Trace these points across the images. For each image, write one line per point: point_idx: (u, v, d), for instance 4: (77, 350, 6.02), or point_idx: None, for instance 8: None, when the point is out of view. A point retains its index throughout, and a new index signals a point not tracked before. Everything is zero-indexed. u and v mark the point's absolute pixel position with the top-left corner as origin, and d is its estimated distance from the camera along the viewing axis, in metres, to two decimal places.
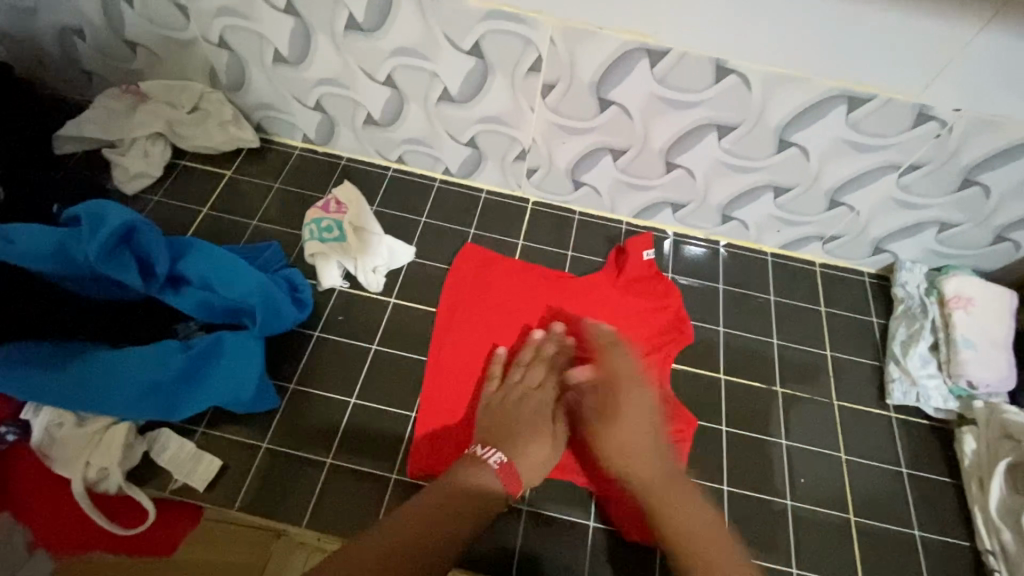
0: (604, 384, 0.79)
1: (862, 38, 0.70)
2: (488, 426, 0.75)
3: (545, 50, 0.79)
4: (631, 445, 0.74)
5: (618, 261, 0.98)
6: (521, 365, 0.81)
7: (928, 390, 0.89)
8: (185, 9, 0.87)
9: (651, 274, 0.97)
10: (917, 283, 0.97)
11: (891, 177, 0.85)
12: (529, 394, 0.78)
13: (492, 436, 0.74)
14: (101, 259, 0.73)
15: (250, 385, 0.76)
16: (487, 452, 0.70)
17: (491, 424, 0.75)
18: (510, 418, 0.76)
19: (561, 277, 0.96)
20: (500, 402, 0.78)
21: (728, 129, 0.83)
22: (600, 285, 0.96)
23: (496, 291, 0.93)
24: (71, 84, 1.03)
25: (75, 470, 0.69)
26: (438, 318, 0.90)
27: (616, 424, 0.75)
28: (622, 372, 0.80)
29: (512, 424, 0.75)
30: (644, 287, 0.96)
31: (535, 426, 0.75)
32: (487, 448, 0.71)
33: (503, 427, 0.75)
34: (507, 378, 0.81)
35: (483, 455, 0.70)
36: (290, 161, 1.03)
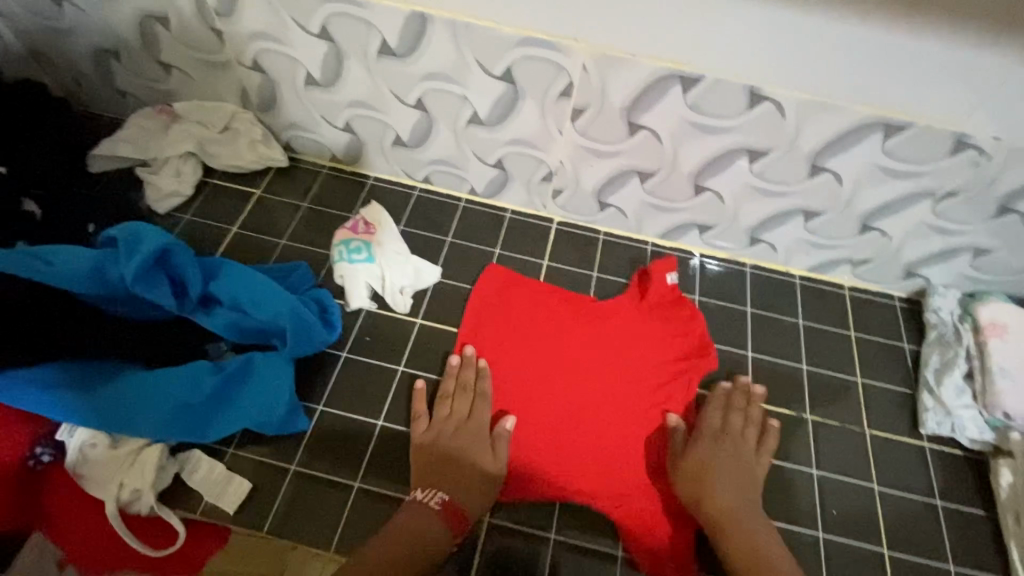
0: (707, 422, 0.82)
1: (901, 67, 0.69)
2: (427, 463, 0.77)
3: (577, 76, 0.79)
4: (714, 478, 0.76)
5: (642, 283, 0.97)
6: (446, 396, 0.82)
7: (963, 421, 0.87)
8: (220, 33, 0.88)
9: (676, 298, 0.96)
10: (950, 309, 0.96)
11: (925, 204, 0.84)
12: (455, 425, 0.80)
13: (435, 477, 0.75)
14: (137, 280, 0.74)
15: (280, 408, 0.76)
16: (426, 495, 0.73)
17: (427, 463, 0.76)
18: (450, 451, 0.77)
19: (588, 301, 0.95)
20: (435, 435, 0.79)
21: (760, 154, 0.82)
22: (623, 309, 0.95)
23: (516, 316, 0.93)
24: (105, 103, 1.05)
25: (110, 491, 0.70)
26: (463, 340, 0.90)
27: (705, 458, 0.78)
28: (723, 421, 0.82)
29: (451, 460, 0.77)
30: (671, 311, 0.95)
31: (471, 456, 0.77)
32: (427, 491, 0.74)
33: (445, 461, 0.76)
34: (436, 414, 0.81)
35: (422, 500, 0.73)
36: (318, 180, 1.04)
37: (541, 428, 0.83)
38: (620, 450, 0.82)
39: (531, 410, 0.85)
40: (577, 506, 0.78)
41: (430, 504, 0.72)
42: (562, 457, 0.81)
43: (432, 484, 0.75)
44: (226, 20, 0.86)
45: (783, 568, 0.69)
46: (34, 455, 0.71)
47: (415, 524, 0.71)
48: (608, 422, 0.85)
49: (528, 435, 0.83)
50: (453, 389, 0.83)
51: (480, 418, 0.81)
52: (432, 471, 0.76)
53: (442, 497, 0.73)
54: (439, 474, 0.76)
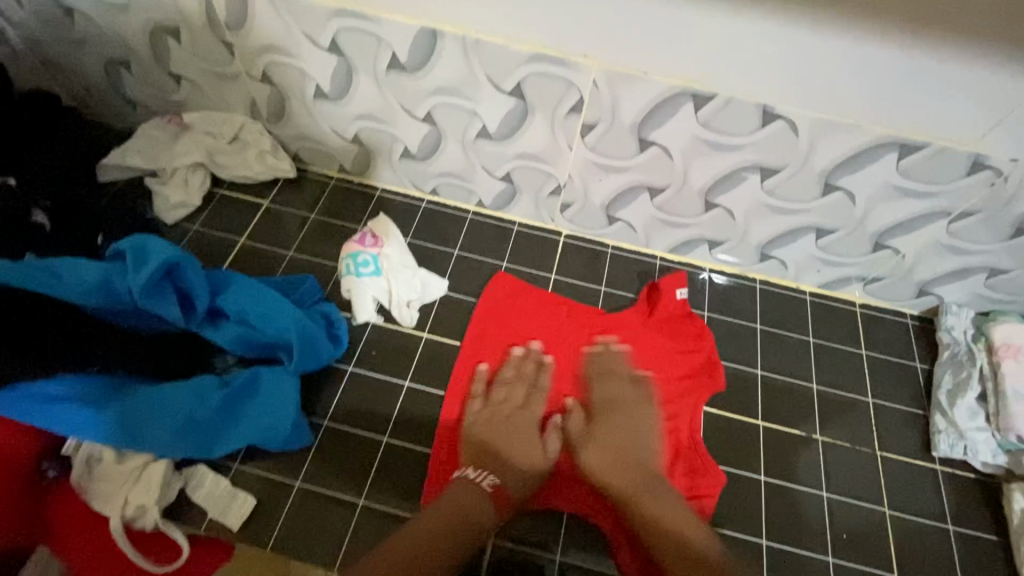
0: (592, 403, 0.84)
1: (918, 87, 0.68)
2: (479, 443, 0.78)
3: (588, 92, 0.78)
4: (615, 457, 0.78)
5: (652, 297, 0.96)
6: (500, 384, 0.84)
7: (976, 444, 0.85)
8: (230, 45, 0.88)
9: (684, 313, 0.95)
10: (963, 328, 0.94)
11: (940, 223, 0.83)
12: (513, 412, 0.82)
13: (480, 455, 0.77)
14: (145, 293, 0.75)
15: (286, 425, 0.76)
16: (478, 474, 0.74)
17: (480, 445, 0.78)
18: (504, 437, 0.79)
19: (593, 314, 0.94)
20: (489, 419, 0.81)
21: (772, 171, 0.81)
22: (632, 323, 0.94)
23: (519, 324, 0.92)
24: (115, 112, 1.06)
25: (114, 508, 0.70)
26: (468, 355, 0.89)
27: (602, 438, 0.80)
28: (611, 393, 0.85)
29: (500, 443, 0.78)
30: (678, 327, 0.94)
31: (518, 446, 0.78)
32: (479, 471, 0.75)
33: (493, 442, 0.78)
34: (490, 398, 0.83)
35: (474, 479, 0.73)
36: (326, 190, 1.04)
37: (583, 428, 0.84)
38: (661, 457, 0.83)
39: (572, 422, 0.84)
40: (584, 526, 0.77)
41: (480, 483, 0.73)
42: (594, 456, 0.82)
43: (482, 465, 0.76)
44: (236, 33, 0.86)
45: (683, 535, 0.70)
46: (41, 470, 0.72)
47: (467, 498, 0.71)
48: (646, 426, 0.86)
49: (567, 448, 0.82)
50: (511, 377, 0.85)
51: (533, 411, 0.82)
52: (483, 453, 0.77)
53: (493, 478, 0.74)
54: (484, 458, 0.77)
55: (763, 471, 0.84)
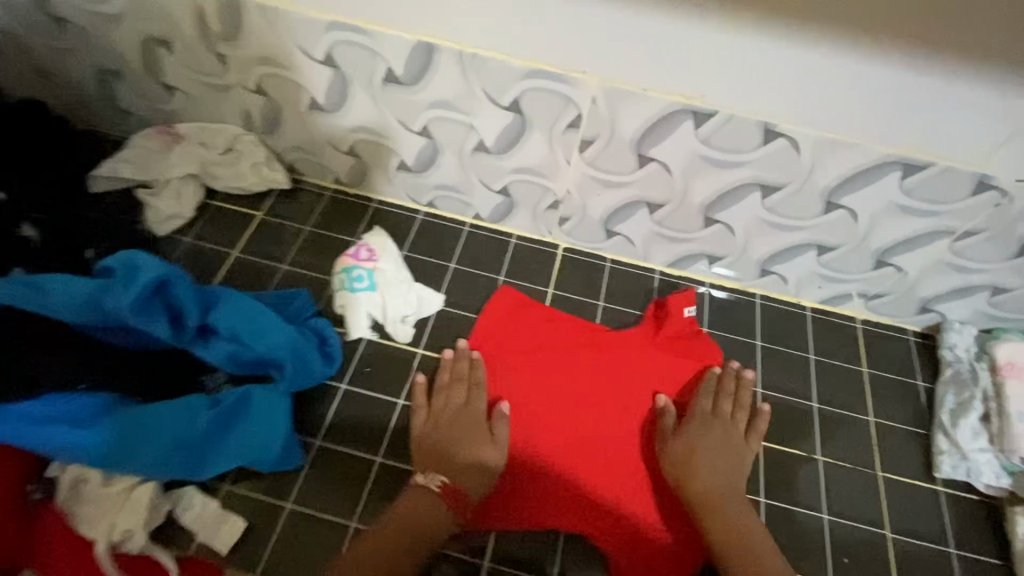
0: (695, 408, 0.84)
1: (923, 108, 0.67)
2: (426, 447, 0.77)
3: (586, 108, 0.77)
4: (701, 467, 0.78)
5: (659, 315, 0.94)
6: (443, 385, 0.83)
7: (979, 465, 0.84)
8: (224, 57, 0.87)
9: (690, 332, 0.94)
10: (966, 346, 0.93)
11: (944, 242, 0.82)
12: (455, 412, 0.80)
13: (433, 459, 0.76)
14: (134, 312, 0.73)
15: (277, 446, 0.75)
16: (426, 479, 0.73)
17: (426, 450, 0.77)
18: (449, 438, 0.78)
19: (599, 333, 0.93)
20: (434, 421, 0.80)
21: (774, 188, 0.80)
22: (636, 340, 0.92)
23: (517, 334, 0.92)
24: (107, 121, 1.04)
25: (100, 532, 0.69)
26: None
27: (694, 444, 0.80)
28: (710, 403, 0.84)
29: (447, 443, 0.77)
30: (682, 346, 0.92)
31: (468, 442, 0.78)
32: (427, 475, 0.74)
33: (442, 446, 0.77)
34: (431, 404, 0.81)
35: (422, 485, 0.73)
36: (321, 202, 1.02)
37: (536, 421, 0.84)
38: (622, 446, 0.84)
39: (526, 415, 0.85)
40: (582, 550, 0.76)
41: (429, 488, 0.73)
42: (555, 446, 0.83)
43: (432, 468, 0.75)
44: (230, 44, 0.84)
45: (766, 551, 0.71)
46: (26, 493, 0.71)
47: (418, 508, 0.71)
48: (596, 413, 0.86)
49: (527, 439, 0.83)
50: (453, 377, 0.83)
51: (477, 406, 0.81)
52: (432, 455, 0.76)
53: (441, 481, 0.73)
54: (432, 459, 0.76)
55: (763, 493, 0.83)
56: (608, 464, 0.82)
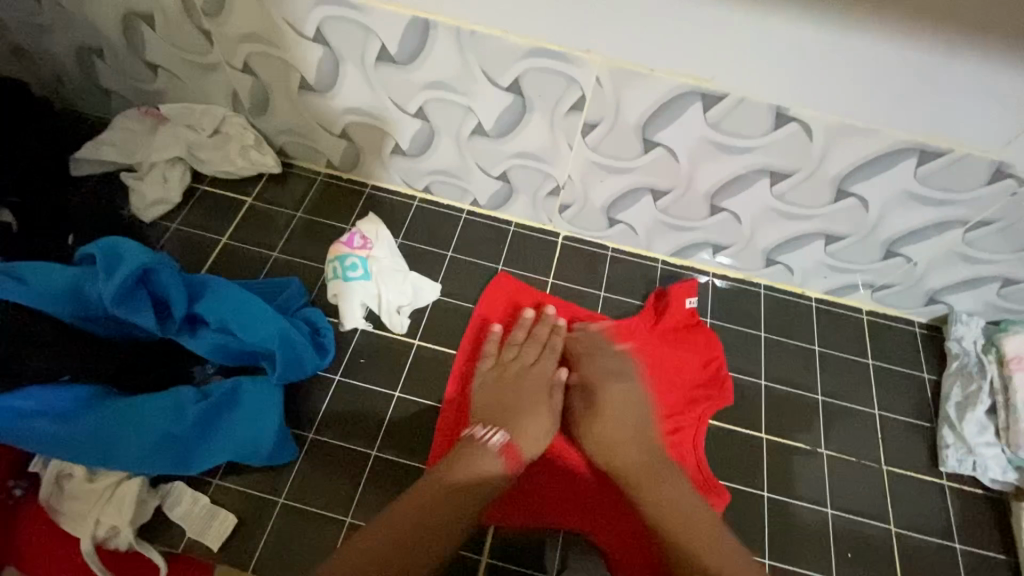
0: (592, 381, 0.81)
1: (943, 92, 0.64)
2: (489, 408, 0.77)
3: (590, 90, 0.74)
4: (612, 435, 0.76)
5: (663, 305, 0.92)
6: (507, 348, 0.84)
7: (985, 459, 0.83)
8: (209, 34, 0.82)
9: (692, 323, 0.91)
10: (973, 339, 0.91)
11: (956, 232, 0.79)
12: (527, 370, 0.81)
13: (492, 416, 0.76)
14: (116, 302, 0.70)
15: (268, 440, 0.72)
16: (488, 432, 0.73)
17: (490, 405, 0.77)
18: (512, 400, 0.78)
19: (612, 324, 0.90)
20: (501, 381, 0.80)
21: (783, 176, 0.77)
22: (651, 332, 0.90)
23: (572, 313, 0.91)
24: (89, 102, 1.00)
25: (84, 529, 0.66)
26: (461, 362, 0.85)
27: (598, 413, 0.78)
28: (611, 368, 0.83)
29: (513, 401, 0.77)
30: (691, 337, 0.90)
31: (531, 411, 0.77)
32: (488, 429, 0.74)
33: (503, 405, 0.77)
34: (501, 357, 0.83)
35: (483, 438, 0.72)
36: (313, 187, 0.99)
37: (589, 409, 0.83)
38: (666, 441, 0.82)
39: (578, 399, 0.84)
40: (583, 546, 0.74)
41: (491, 440, 0.72)
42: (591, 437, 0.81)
43: (494, 423, 0.75)
44: (215, 20, 0.80)
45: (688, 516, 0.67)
46: (7, 489, 0.68)
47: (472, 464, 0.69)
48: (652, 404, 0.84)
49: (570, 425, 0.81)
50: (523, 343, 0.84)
51: (547, 370, 0.82)
52: (496, 414, 0.76)
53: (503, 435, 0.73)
54: (498, 415, 0.76)
55: (766, 487, 0.81)
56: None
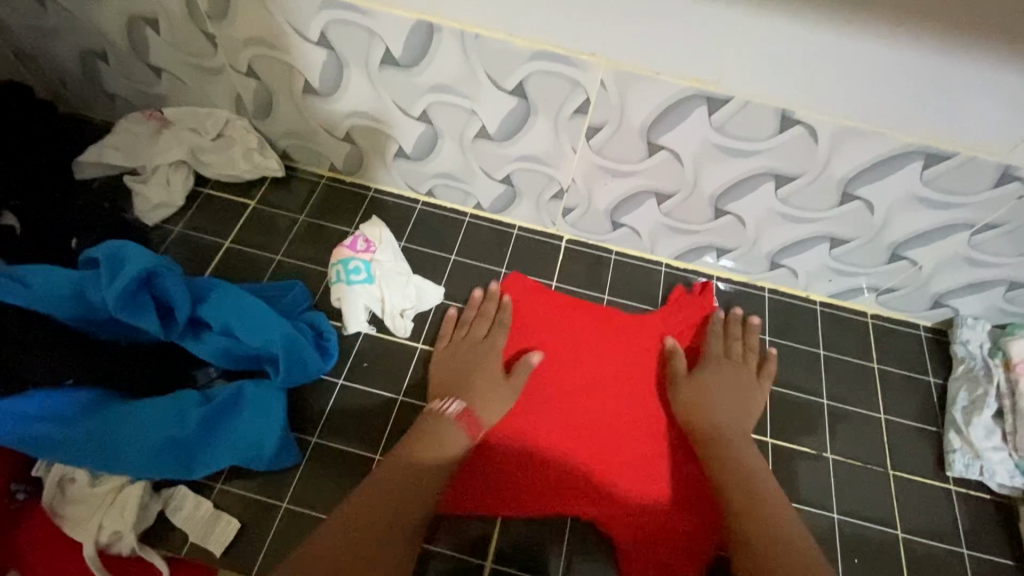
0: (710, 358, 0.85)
1: (950, 96, 0.64)
2: (442, 385, 0.80)
3: (594, 93, 0.74)
4: (708, 408, 0.80)
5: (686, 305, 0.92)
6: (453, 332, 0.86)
7: (992, 464, 0.82)
8: (213, 37, 0.82)
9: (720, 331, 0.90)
10: (979, 342, 0.91)
11: (962, 235, 0.79)
12: (476, 344, 0.84)
13: (448, 390, 0.79)
14: (120, 306, 0.69)
15: (272, 444, 0.72)
16: (444, 403, 0.76)
17: (443, 379, 0.81)
18: (466, 376, 0.81)
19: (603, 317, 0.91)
20: (448, 361, 0.82)
21: (788, 179, 0.77)
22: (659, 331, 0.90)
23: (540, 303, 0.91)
24: (93, 105, 1.00)
25: (88, 533, 0.66)
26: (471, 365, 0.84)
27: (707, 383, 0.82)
28: (723, 351, 0.86)
29: (463, 374, 0.81)
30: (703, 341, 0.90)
31: (480, 383, 0.80)
32: (444, 401, 0.77)
33: (458, 382, 0.80)
34: (453, 335, 0.86)
35: (441, 409, 0.76)
36: (316, 190, 0.99)
37: (551, 380, 0.85)
38: (638, 413, 0.84)
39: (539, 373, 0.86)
40: (587, 547, 0.74)
41: (445, 411, 0.76)
42: (558, 409, 0.83)
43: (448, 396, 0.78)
44: (219, 24, 0.80)
45: (773, 485, 0.71)
46: (11, 492, 0.68)
47: (432, 435, 0.73)
48: (622, 380, 0.86)
49: (532, 394, 0.84)
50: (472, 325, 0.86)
51: (496, 342, 0.85)
52: (450, 388, 0.79)
53: (459, 404, 0.76)
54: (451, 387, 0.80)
55: None
56: (601, 434, 0.82)
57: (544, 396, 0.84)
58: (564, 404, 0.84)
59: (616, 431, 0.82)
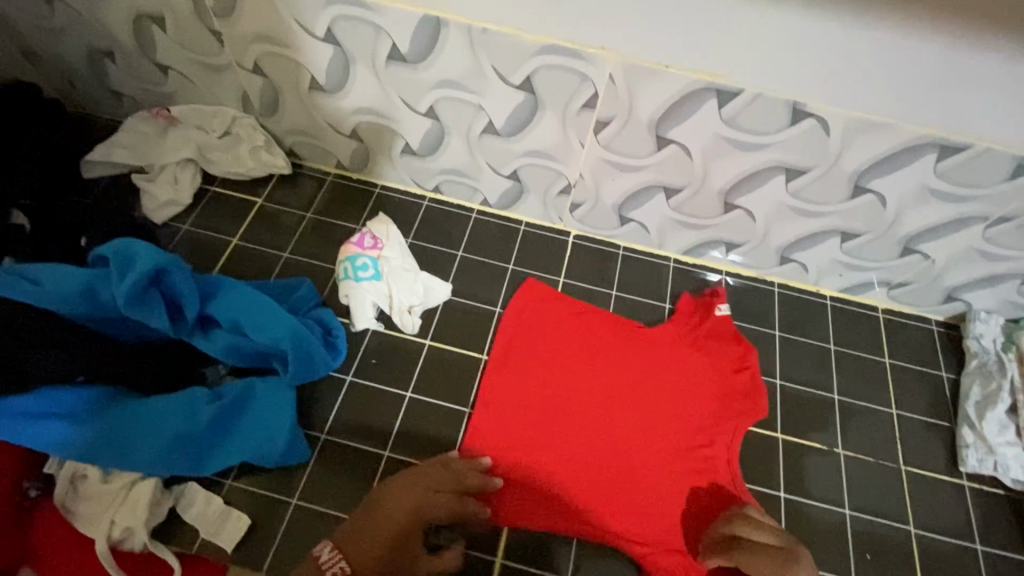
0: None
1: (964, 88, 0.63)
2: (351, 525, 0.66)
3: (603, 87, 0.73)
4: None
5: (698, 309, 0.92)
6: (396, 479, 0.69)
7: (1006, 459, 0.81)
8: (219, 34, 0.82)
9: (730, 332, 0.90)
10: (992, 336, 0.90)
11: (976, 228, 0.78)
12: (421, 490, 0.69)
13: (350, 540, 0.64)
14: (129, 303, 0.69)
15: (282, 441, 0.72)
16: (331, 559, 0.62)
17: (361, 530, 0.65)
18: (384, 541, 0.64)
19: (617, 323, 0.90)
20: (375, 514, 0.66)
21: (799, 172, 0.76)
22: (670, 335, 0.90)
23: (554, 314, 0.90)
24: (99, 104, 1.00)
25: (100, 529, 0.66)
26: (489, 366, 0.85)
27: None
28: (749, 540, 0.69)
29: (383, 531, 0.65)
30: (717, 347, 0.90)
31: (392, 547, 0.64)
32: (334, 553, 0.63)
33: (367, 537, 0.64)
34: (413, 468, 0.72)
35: (324, 565, 0.62)
36: (323, 188, 0.99)
37: (554, 405, 0.84)
38: (642, 434, 0.82)
39: (542, 396, 0.84)
40: (596, 544, 0.74)
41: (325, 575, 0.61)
42: (555, 435, 0.81)
43: (346, 546, 0.64)
44: (225, 21, 0.80)
45: None
46: (23, 489, 0.68)
47: None
48: (628, 404, 0.84)
49: (531, 420, 0.82)
50: (430, 487, 0.69)
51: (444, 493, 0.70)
52: (358, 544, 0.64)
53: (344, 567, 0.62)
54: (364, 542, 0.64)
55: (781, 486, 0.80)
56: (605, 452, 0.80)
57: (544, 419, 0.82)
58: (558, 441, 0.81)
59: (623, 444, 0.81)
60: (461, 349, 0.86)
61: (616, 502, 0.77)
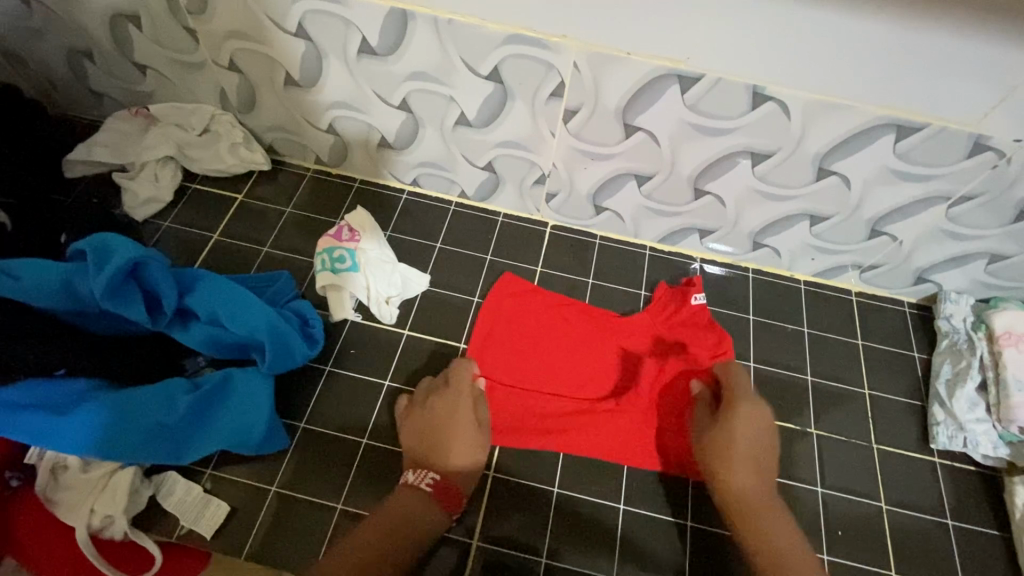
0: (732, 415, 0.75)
1: (915, 70, 0.65)
2: (416, 448, 0.74)
3: (568, 75, 0.74)
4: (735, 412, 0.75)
5: (674, 298, 0.93)
6: (435, 396, 0.78)
7: (976, 436, 0.82)
8: (194, 32, 0.84)
9: (705, 321, 0.91)
10: (963, 316, 0.91)
11: (940, 208, 0.79)
12: (443, 391, 0.78)
13: (420, 458, 0.73)
14: (107, 296, 0.70)
15: (258, 431, 0.73)
16: (418, 476, 0.70)
17: (416, 444, 0.74)
18: (445, 442, 0.73)
19: (594, 312, 0.92)
20: (433, 426, 0.75)
21: (764, 156, 0.78)
22: (647, 325, 0.91)
23: (531, 301, 0.92)
24: (81, 104, 1.02)
25: (80, 518, 0.68)
26: (469, 340, 0.87)
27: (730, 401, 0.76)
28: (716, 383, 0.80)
29: (437, 434, 0.74)
30: (693, 336, 0.90)
31: (455, 440, 0.74)
32: (418, 472, 0.71)
33: (427, 444, 0.74)
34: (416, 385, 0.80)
35: (414, 483, 0.70)
36: (303, 183, 1.00)
37: (534, 356, 0.88)
38: (619, 385, 0.86)
39: (522, 346, 0.88)
40: (571, 529, 0.75)
41: (421, 487, 0.69)
42: (536, 378, 0.86)
43: (424, 465, 0.72)
44: (198, 18, 0.81)
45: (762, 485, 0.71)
46: (5, 480, 0.70)
47: (407, 503, 0.68)
48: (607, 353, 0.88)
49: (514, 370, 0.86)
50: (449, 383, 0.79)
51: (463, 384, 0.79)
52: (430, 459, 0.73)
53: (434, 476, 0.70)
54: (423, 444, 0.74)
55: None
56: (585, 390, 0.86)
57: (527, 367, 0.87)
58: (542, 387, 0.85)
59: (602, 384, 0.86)
60: (440, 337, 0.88)
61: (598, 436, 0.81)
